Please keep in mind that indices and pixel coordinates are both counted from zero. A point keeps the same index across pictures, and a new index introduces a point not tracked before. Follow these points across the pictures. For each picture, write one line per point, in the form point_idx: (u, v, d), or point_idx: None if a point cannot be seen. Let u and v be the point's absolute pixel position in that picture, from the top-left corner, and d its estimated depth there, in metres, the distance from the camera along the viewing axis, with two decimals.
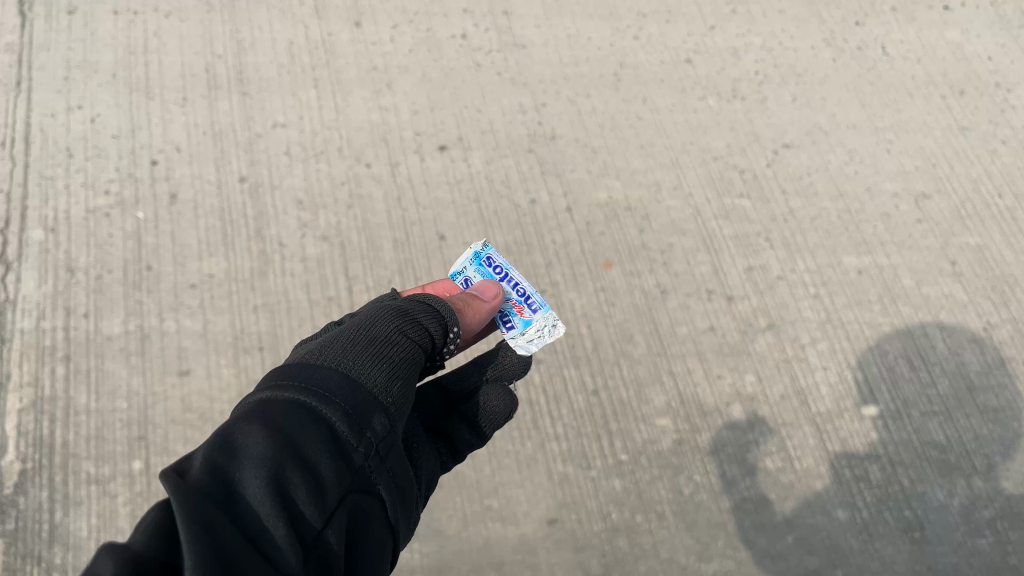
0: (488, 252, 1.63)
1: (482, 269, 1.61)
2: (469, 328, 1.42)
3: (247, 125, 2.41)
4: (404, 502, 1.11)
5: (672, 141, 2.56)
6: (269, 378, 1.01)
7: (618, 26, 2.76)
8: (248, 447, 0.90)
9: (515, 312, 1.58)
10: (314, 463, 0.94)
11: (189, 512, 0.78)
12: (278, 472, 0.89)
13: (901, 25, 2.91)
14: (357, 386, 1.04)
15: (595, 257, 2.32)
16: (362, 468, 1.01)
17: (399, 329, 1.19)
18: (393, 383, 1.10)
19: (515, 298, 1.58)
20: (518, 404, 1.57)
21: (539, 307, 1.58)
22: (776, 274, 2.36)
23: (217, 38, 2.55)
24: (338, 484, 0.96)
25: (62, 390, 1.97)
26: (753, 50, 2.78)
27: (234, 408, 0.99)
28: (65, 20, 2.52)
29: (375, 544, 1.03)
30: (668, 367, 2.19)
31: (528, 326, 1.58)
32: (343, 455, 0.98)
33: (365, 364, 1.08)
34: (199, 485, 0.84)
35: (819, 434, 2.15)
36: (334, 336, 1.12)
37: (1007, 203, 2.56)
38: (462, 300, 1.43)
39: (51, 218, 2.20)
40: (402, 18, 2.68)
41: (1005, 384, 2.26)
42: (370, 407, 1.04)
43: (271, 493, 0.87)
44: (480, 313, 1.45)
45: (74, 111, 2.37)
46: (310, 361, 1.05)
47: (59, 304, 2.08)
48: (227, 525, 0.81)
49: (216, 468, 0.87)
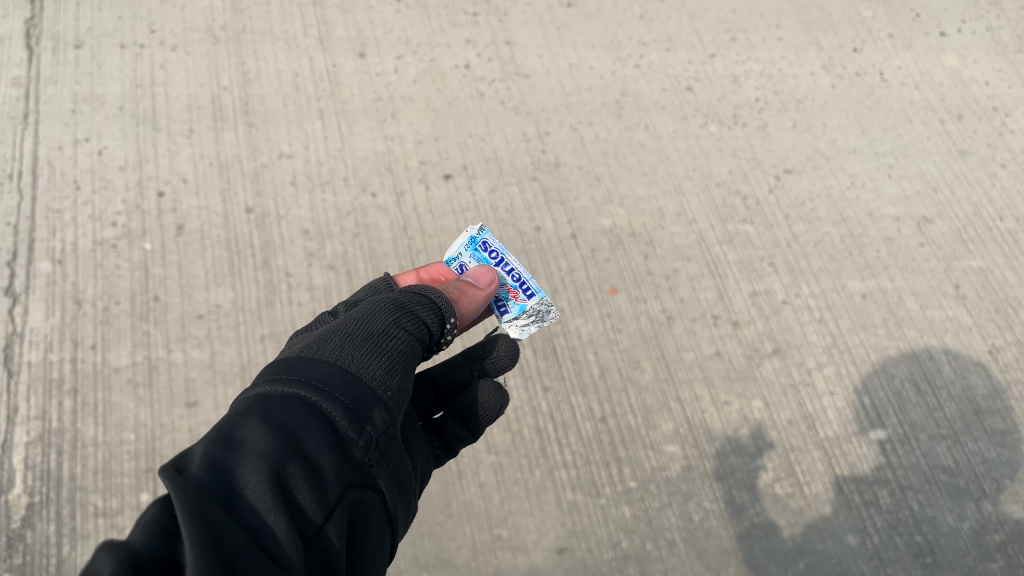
0: (484, 236, 1.70)
1: (477, 254, 1.69)
2: (466, 315, 1.51)
3: (253, 155, 2.43)
4: (403, 494, 1.15)
5: (675, 168, 2.58)
6: (269, 374, 1.04)
7: (619, 55, 2.79)
8: (248, 443, 0.93)
9: (510, 298, 1.68)
10: (315, 458, 0.97)
11: (192, 510, 0.82)
12: (279, 468, 0.93)
13: (898, 51, 2.94)
14: (358, 379, 1.08)
15: (601, 284, 2.33)
16: (362, 462, 1.04)
17: (396, 323, 1.23)
18: (391, 376, 1.14)
19: (510, 284, 1.67)
20: (509, 398, 1.58)
21: (534, 292, 1.67)
22: (781, 299, 2.37)
23: (223, 70, 2.57)
24: (338, 478, 0.99)
25: (70, 423, 1.97)
26: (753, 77, 2.81)
27: (236, 402, 1.02)
28: (72, 54, 2.54)
29: (374, 536, 1.07)
30: (676, 393, 2.19)
31: (523, 311, 1.68)
32: (343, 450, 1.01)
33: (364, 358, 1.12)
34: (201, 482, 0.87)
35: (828, 459, 2.15)
36: (333, 330, 1.16)
37: (1009, 226, 2.57)
38: (458, 288, 1.51)
39: (58, 250, 2.20)
40: (405, 48, 2.70)
41: (1011, 407, 2.26)
42: (370, 400, 1.07)
43: (271, 489, 0.90)
44: (476, 301, 1.53)
45: (81, 144, 2.38)
46: (309, 355, 1.08)
47: (66, 336, 2.08)
48: (228, 521, 0.84)
49: (217, 465, 0.90)
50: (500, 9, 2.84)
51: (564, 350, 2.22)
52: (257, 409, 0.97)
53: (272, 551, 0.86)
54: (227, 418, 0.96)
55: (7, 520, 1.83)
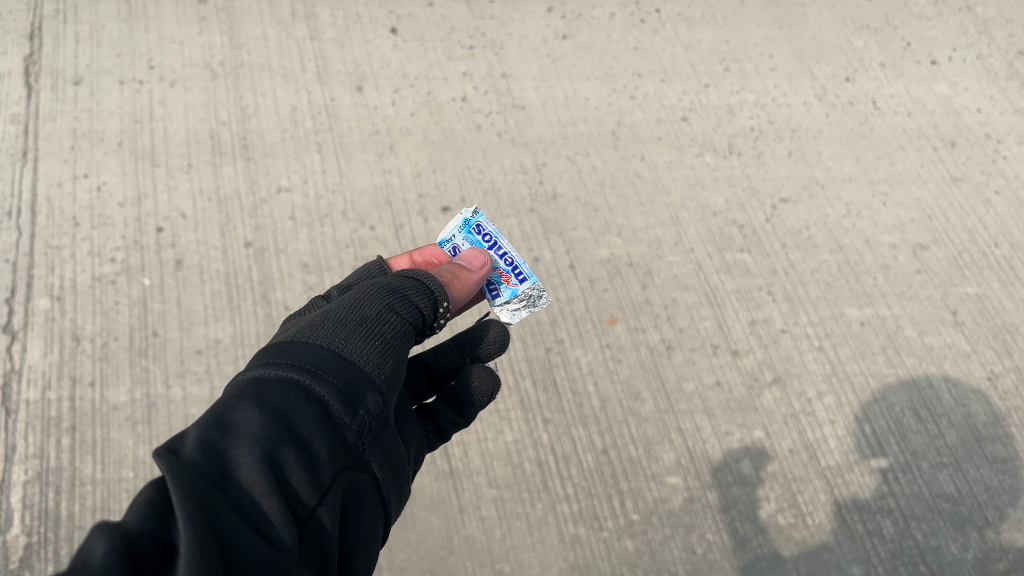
0: (477, 220, 1.82)
1: (471, 238, 1.80)
2: (459, 297, 1.56)
3: (252, 189, 2.44)
4: (396, 476, 1.20)
5: (671, 198, 2.59)
6: (265, 357, 1.09)
7: (615, 86, 2.82)
8: (243, 426, 0.97)
9: (502, 282, 1.79)
10: (309, 443, 1.01)
11: (186, 492, 0.85)
12: (273, 451, 0.97)
13: (890, 80, 2.97)
14: (352, 364, 1.12)
15: (600, 314, 2.34)
16: (355, 446, 1.09)
17: (391, 308, 1.28)
18: (385, 361, 1.18)
19: (503, 268, 1.79)
20: (500, 382, 1.63)
21: (525, 278, 1.79)
22: (780, 327, 2.37)
23: (221, 105, 2.59)
24: (331, 461, 1.04)
25: (68, 461, 1.96)
26: (748, 107, 2.83)
27: (231, 384, 1.06)
28: (71, 90, 2.55)
29: (366, 517, 1.12)
30: (676, 424, 2.19)
31: (513, 295, 1.79)
32: (336, 433, 1.05)
33: (359, 343, 1.16)
34: (196, 463, 0.91)
35: (830, 489, 2.14)
36: (328, 314, 1.20)
37: (1004, 252, 2.59)
38: (451, 272, 1.57)
39: (56, 286, 2.20)
40: (402, 82, 2.72)
41: (1012, 434, 2.26)
42: (363, 385, 1.12)
43: (264, 471, 0.95)
44: (468, 283, 1.60)
45: (80, 180, 2.39)
46: (304, 340, 1.13)
47: (64, 374, 2.08)
48: (222, 502, 0.89)
49: (212, 447, 0.94)
50: (496, 42, 2.86)
51: (564, 382, 2.22)
52: (251, 391, 1.01)
53: (264, 532, 0.91)
54: (222, 400, 1.00)
55: (4, 561, 1.82)
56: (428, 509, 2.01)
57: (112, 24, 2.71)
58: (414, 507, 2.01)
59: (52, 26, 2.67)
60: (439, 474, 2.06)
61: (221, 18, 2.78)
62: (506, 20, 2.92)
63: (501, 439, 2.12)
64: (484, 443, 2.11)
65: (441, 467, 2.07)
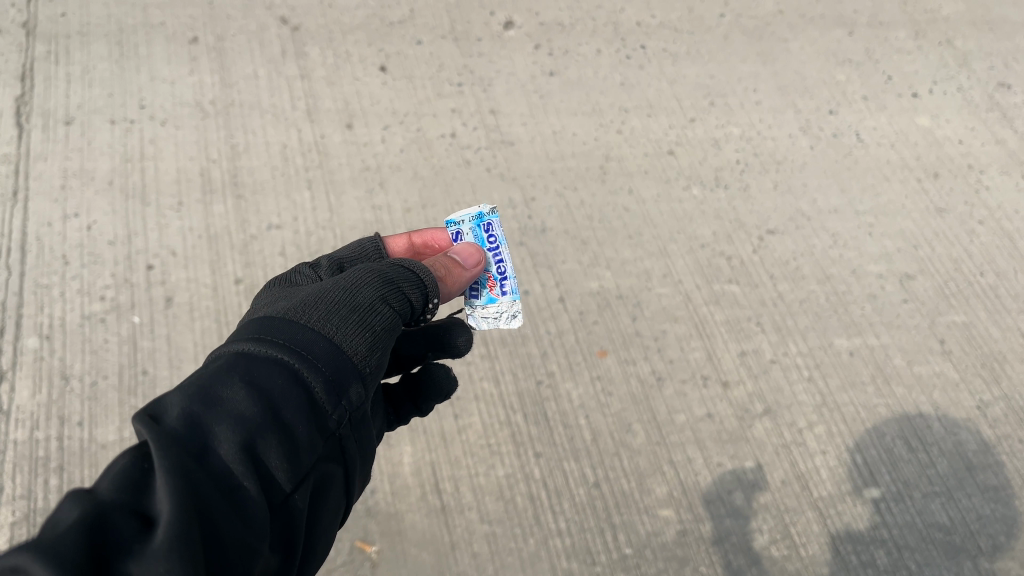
0: (490, 219, 1.83)
1: (478, 232, 1.83)
2: (446, 293, 1.61)
3: (242, 226, 2.45)
4: (364, 463, 1.25)
5: (660, 230, 2.61)
6: (257, 333, 1.12)
7: (602, 121, 2.85)
8: (230, 404, 1.01)
9: (486, 287, 1.82)
10: (293, 426, 1.06)
11: (171, 466, 0.90)
12: (257, 431, 1.01)
13: (872, 113, 3.02)
14: (342, 353, 1.16)
15: (590, 347, 2.34)
16: (334, 433, 1.14)
17: (382, 299, 1.32)
18: (372, 353, 1.23)
19: (493, 275, 1.82)
20: (456, 384, 1.72)
21: (508, 293, 1.83)
22: (770, 358, 2.38)
23: (212, 143, 2.61)
24: (311, 448, 1.08)
25: (55, 501, 1.94)
26: (733, 140, 2.87)
27: (220, 354, 1.10)
28: (63, 130, 2.57)
29: (330, 500, 1.18)
30: (668, 456, 2.19)
31: (491, 304, 1.83)
32: (319, 421, 1.10)
33: (350, 333, 1.20)
34: (180, 436, 0.96)
35: (823, 519, 2.14)
36: (321, 296, 1.24)
37: (989, 281, 2.61)
38: (445, 267, 1.60)
39: (46, 325, 2.20)
40: (392, 119, 2.75)
41: (1002, 462, 2.26)
42: (351, 375, 1.16)
43: (246, 454, 0.99)
44: (459, 280, 1.63)
45: (70, 219, 2.40)
46: (297, 322, 1.16)
47: (53, 413, 2.07)
48: (204, 480, 0.93)
49: (198, 422, 0.98)
50: (484, 79, 2.90)
51: (556, 415, 2.22)
52: (241, 370, 1.05)
53: (241, 512, 0.96)
54: (210, 372, 1.04)
55: None
56: (420, 545, 2.01)
57: (103, 64, 2.73)
58: (406, 544, 2.00)
59: (44, 67, 2.69)
60: (431, 510, 2.05)
61: (212, 57, 2.80)
62: (493, 57, 2.96)
63: (492, 474, 2.12)
64: (476, 478, 2.11)
65: (433, 503, 2.06)
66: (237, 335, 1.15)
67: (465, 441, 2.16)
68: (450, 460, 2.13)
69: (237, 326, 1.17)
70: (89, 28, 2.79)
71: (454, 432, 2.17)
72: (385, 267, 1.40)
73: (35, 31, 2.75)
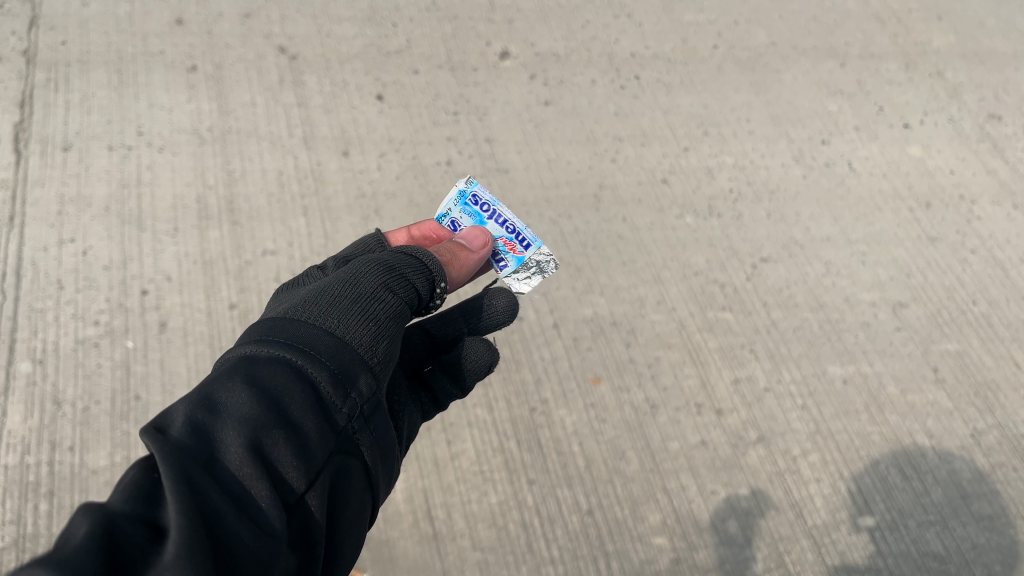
0: (472, 191, 1.99)
1: (468, 211, 1.99)
2: (456, 276, 1.74)
3: (237, 252, 2.45)
4: (384, 458, 1.28)
5: (653, 258, 2.62)
6: (259, 337, 1.19)
7: (596, 150, 2.88)
8: (232, 411, 1.06)
9: (509, 252, 1.97)
10: (298, 426, 1.10)
11: (176, 475, 0.93)
12: (260, 435, 1.05)
13: (864, 143, 3.05)
14: (343, 348, 1.22)
15: (584, 373, 2.34)
16: (344, 431, 1.18)
17: (383, 287, 1.40)
18: (376, 344, 1.28)
19: (507, 238, 1.96)
20: (497, 359, 1.76)
21: (529, 244, 1.96)
22: (763, 386, 2.38)
23: (208, 169, 2.63)
24: (322, 444, 1.12)
25: (45, 527, 1.95)
26: (727, 169, 2.89)
27: (222, 365, 1.15)
28: (61, 156, 2.59)
29: (353, 499, 1.20)
30: (662, 484, 2.19)
31: (521, 262, 1.97)
32: (326, 417, 1.15)
33: (350, 326, 1.27)
34: (185, 445, 0.99)
35: (817, 548, 2.13)
36: (322, 294, 1.31)
37: (982, 310, 2.62)
38: (451, 251, 1.75)
39: (39, 350, 2.21)
40: (388, 147, 2.77)
41: (997, 490, 2.26)
42: (354, 369, 1.22)
43: (253, 454, 1.03)
44: (467, 263, 1.77)
45: (66, 244, 2.41)
46: (297, 321, 1.23)
47: (44, 438, 2.07)
48: (212, 484, 0.96)
49: (202, 431, 1.02)
50: (480, 108, 2.93)
51: (549, 442, 2.22)
52: (243, 373, 1.10)
53: (254, 516, 0.99)
54: (211, 382, 1.09)
55: None
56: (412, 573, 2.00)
57: (102, 91, 2.75)
58: (397, 571, 1.99)
59: (43, 94, 2.71)
60: (423, 538, 2.04)
61: (210, 85, 2.83)
62: (489, 86, 2.99)
63: (485, 501, 2.12)
64: (469, 506, 2.10)
65: (425, 530, 2.06)
66: (243, 340, 1.21)
67: (457, 467, 2.16)
68: (443, 486, 2.13)
69: (242, 334, 1.23)
70: (89, 56, 2.82)
71: (447, 458, 2.17)
72: (386, 259, 1.47)
73: (35, 59, 2.78)
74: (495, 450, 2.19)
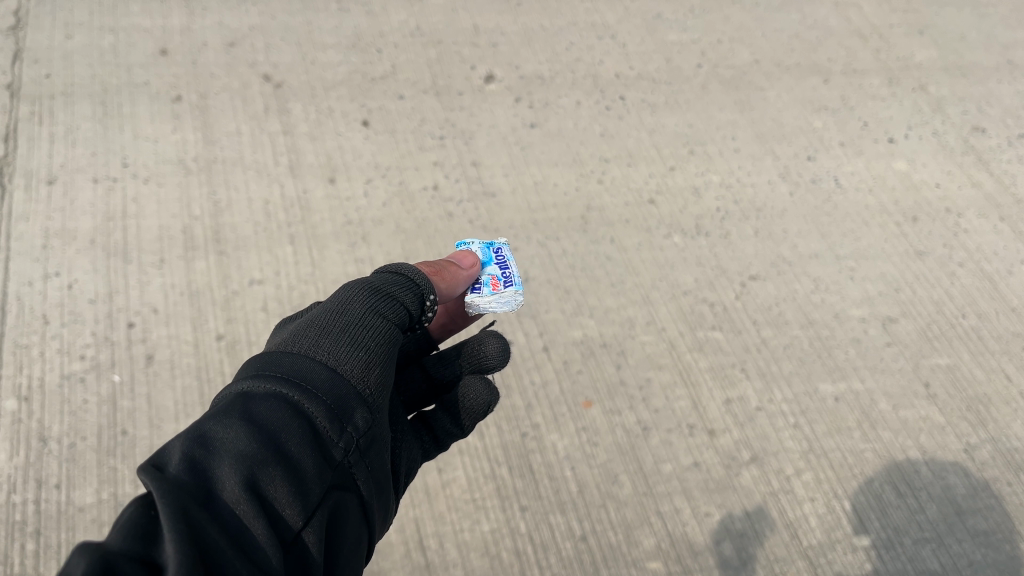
0: (497, 247, 2.08)
1: (486, 252, 2.05)
2: (446, 287, 1.79)
3: (224, 282, 2.45)
4: (379, 491, 1.27)
5: (641, 278, 2.62)
6: (256, 371, 1.18)
7: (583, 171, 2.87)
8: (228, 448, 1.05)
9: (489, 284, 1.95)
10: (294, 462, 1.09)
11: (173, 512, 0.92)
12: (256, 472, 1.04)
13: (850, 158, 3.07)
14: (339, 380, 1.22)
15: (575, 397, 2.33)
16: (340, 464, 1.17)
17: (373, 315, 1.41)
18: (368, 374, 1.28)
19: (497, 276, 1.97)
20: (496, 397, 1.70)
21: (511, 290, 1.96)
22: (755, 405, 2.37)
23: (194, 200, 2.62)
24: (320, 479, 1.12)
25: (32, 567, 1.93)
26: (713, 188, 2.89)
27: (217, 401, 1.15)
28: (45, 190, 2.58)
29: (351, 534, 1.19)
30: (656, 507, 2.17)
31: (492, 294, 1.93)
32: (324, 451, 1.14)
33: (345, 357, 1.27)
34: (181, 481, 0.98)
35: (813, 568, 2.12)
36: (314, 326, 1.31)
37: (971, 323, 2.63)
38: (443, 266, 1.83)
39: (24, 387, 2.19)
40: (375, 173, 2.77)
41: (993, 506, 2.25)
42: (352, 402, 1.22)
43: (250, 492, 1.02)
44: (457, 277, 1.85)
45: (51, 278, 2.40)
46: (293, 354, 1.23)
47: (30, 475, 2.05)
48: (209, 521, 0.95)
49: (198, 467, 1.01)
50: (466, 132, 2.93)
51: (541, 468, 2.21)
52: (240, 409, 1.10)
53: (251, 554, 0.97)
54: (208, 419, 1.08)
55: None
56: None
57: (87, 123, 2.75)
58: None
59: (27, 127, 2.71)
60: (415, 569, 2.03)
61: (195, 115, 2.83)
62: (475, 110, 2.99)
63: (478, 529, 2.10)
64: (461, 534, 2.09)
65: (417, 561, 2.04)
66: (238, 374, 1.20)
67: (449, 496, 2.14)
68: (435, 515, 2.11)
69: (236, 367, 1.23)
70: (73, 89, 2.82)
71: (437, 486, 2.15)
72: (375, 285, 1.49)
73: (19, 93, 2.77)
74: (486, 476, 2.18)
